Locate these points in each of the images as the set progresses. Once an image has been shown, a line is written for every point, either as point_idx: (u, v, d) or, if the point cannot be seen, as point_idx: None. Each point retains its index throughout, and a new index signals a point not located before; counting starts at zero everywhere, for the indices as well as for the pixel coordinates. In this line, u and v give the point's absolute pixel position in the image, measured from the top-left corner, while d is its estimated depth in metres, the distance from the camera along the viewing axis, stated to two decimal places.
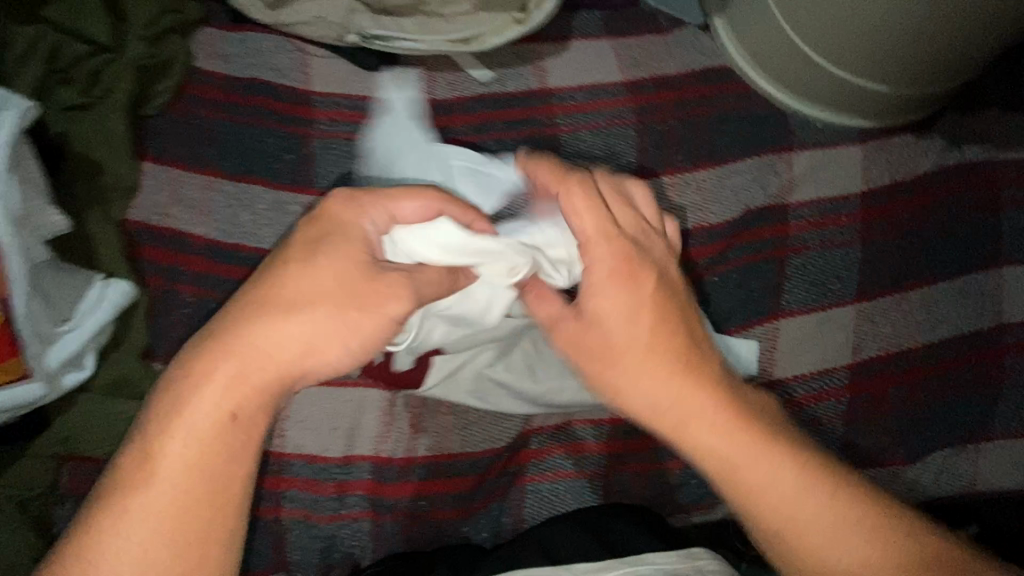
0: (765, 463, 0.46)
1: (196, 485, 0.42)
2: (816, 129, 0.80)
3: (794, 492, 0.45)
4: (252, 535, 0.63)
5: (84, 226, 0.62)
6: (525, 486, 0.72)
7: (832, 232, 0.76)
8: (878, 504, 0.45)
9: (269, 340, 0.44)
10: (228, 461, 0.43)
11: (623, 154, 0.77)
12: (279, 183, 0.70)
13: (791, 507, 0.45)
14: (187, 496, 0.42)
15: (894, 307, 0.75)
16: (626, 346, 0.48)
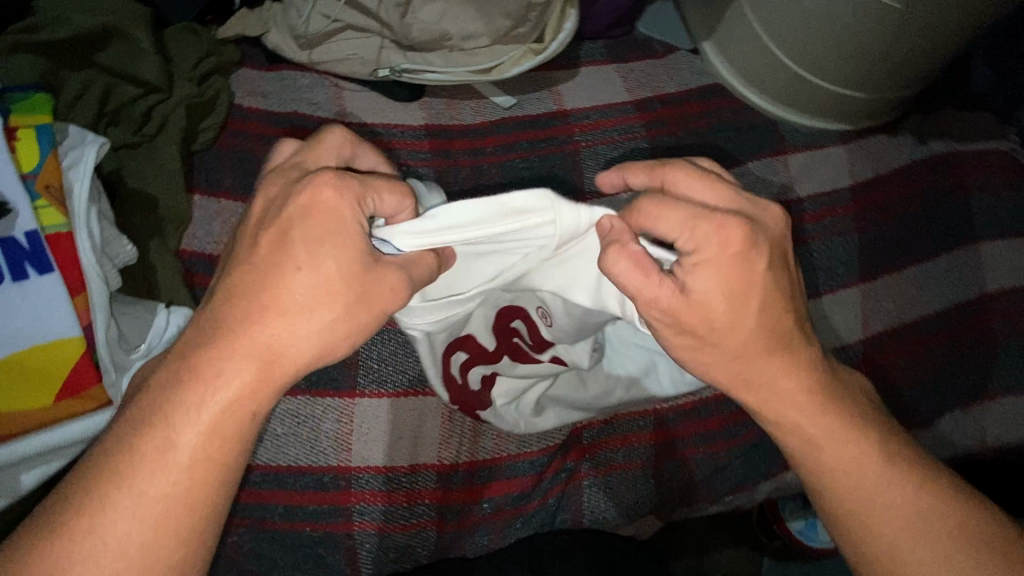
0: (887, 494, 0.50)
1: (200, 470, 0.44)
2: (804, 133, 0.90)
3: (912, 523, 0.49)
4: (326, 550, 0.64)
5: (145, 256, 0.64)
6: (581, 482, 0.73)
7: (831, 221, 0.84)
8: (993, 535, 0.49)
9: (274, 339, 0.45)
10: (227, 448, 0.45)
11: (640, 164, 0.84)
12: None
13: (909, 536, 0.49)
14: (190, 482, 0.44)
15: (893, 286, 0.83)
16: (728, 332, 0.49)
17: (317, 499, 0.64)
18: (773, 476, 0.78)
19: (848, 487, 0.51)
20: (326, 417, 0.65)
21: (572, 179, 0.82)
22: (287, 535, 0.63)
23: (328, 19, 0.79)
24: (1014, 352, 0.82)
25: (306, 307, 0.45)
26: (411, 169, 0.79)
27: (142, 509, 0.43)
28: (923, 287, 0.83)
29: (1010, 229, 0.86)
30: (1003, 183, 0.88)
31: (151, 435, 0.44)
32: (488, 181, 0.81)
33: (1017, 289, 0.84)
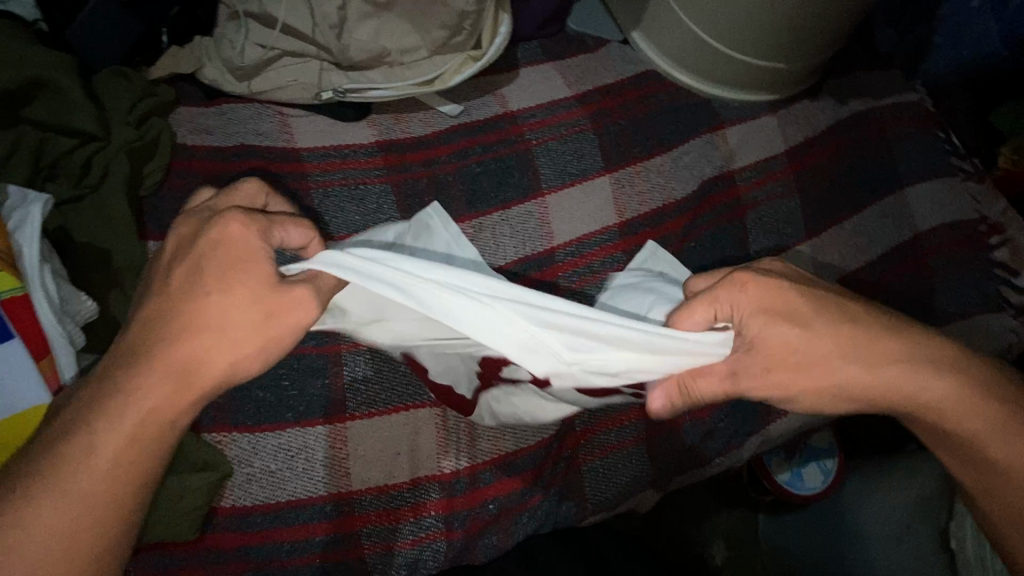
0: (999, 435, 0.57)
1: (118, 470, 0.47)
2: (736, 107, 0.96)
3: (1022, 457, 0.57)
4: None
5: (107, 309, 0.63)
6: (581, 467, 0.75)
7: (774, 186, 0.90)
8: None
9: (198, 349, 0.49)
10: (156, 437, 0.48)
11: (590, 154, 0.87)
12: None
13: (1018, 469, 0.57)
14: (119, 472, 0.47)
15: (836, 238, 0.89)
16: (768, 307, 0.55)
17: (322, 530, 0.63)
18: (757, 432, 0.82)
19: (961, 432, 0.58)
20: (319, 445, 0.65)
21: (528, 177, 0.84)
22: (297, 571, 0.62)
23: (262, 47, 0.79)
24: (954, 281, 0.88)
25: (219, 333, 0.49)
26: (369, 186, 0.79)
27: (65, 501, 0.45)
28: (863, 234, 0.90)
29: (930, 172, 0.94)
30: (917, 131, 0.96)
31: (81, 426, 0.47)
32: (447, 189, 0.82)
33: (945, 225, 0.91)
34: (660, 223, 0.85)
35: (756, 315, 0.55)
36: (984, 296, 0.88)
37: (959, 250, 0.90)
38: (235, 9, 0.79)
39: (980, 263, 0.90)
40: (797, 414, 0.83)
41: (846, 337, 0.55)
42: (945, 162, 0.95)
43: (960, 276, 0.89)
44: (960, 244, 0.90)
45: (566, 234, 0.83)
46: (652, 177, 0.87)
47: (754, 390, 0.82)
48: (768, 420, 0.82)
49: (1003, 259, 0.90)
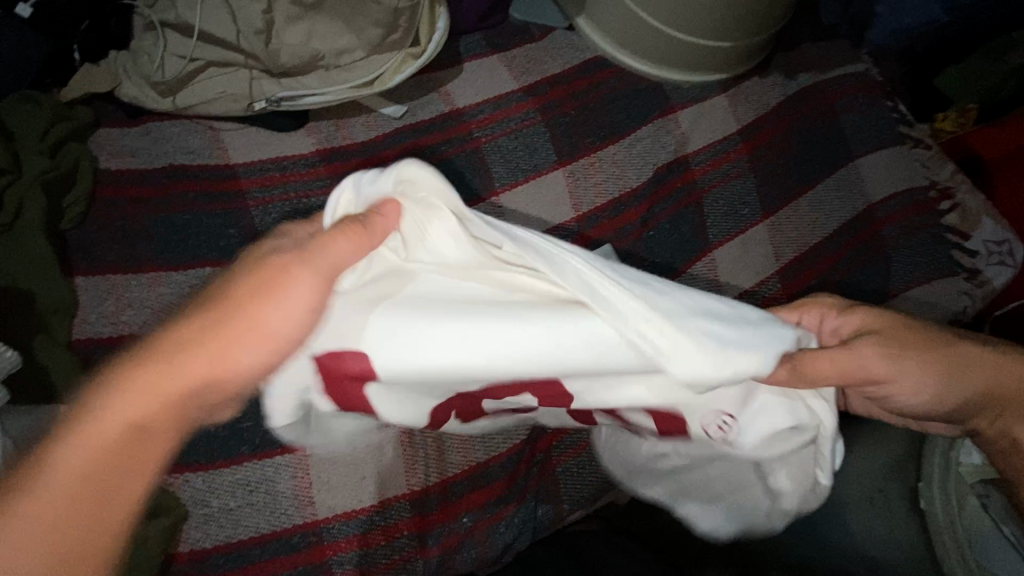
0: None
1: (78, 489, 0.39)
2: (686, 88, 0.94)
3: None
4: None
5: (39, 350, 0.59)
6: (556, 469, 0.74)
7: (729, 166, 0.89)
8: None
9: (150, 397, 0.41)
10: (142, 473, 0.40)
11: (543, 149, 0.85)
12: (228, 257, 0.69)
13: None
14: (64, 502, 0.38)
15: (793, 212, 0.89)
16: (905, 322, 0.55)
17: (289, 564, 0.61)
18: None
19: None
20: (280, 476, 0.62)
21: (479, 177, 0.82)
22: None
23: (184, 59, 0.74)
24: (909, 251, 0.89)
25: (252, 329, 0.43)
26: (313, 198, 0.75)
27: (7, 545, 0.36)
28: (820, 208, 0.90)
29: (880, 142, 0.95)
30: (865, 103, 0.97)
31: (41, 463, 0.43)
32: None
33: (897, 195, 0.92)
34: (616, 213, 0.84)
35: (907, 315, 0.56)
36: (939, 262, 0.89)
37: (911, 219, 0.91)
38: (150, 20, 0.75)
39: (933, 230, 0.91)
40: None
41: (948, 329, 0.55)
42: (894, 131, 0.96)
43: (915, 244, 0.90)
44: (913, 212, 0.91)
45: None
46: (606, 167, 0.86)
47: None
48: None
49: (954, 223, 0.92)
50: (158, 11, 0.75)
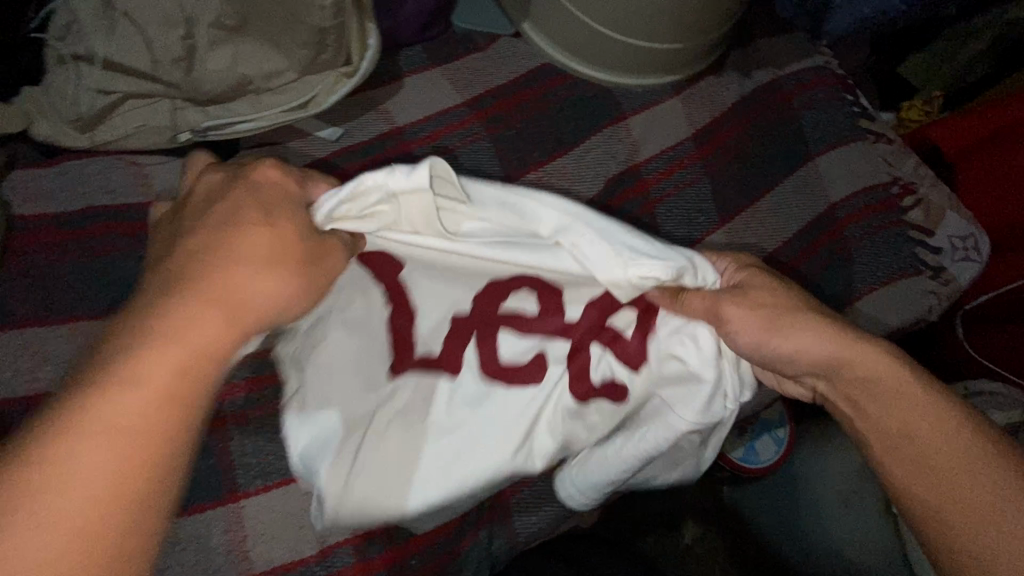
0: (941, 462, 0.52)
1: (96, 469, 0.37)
2: (637, 93, 0.91)
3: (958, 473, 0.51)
4: None
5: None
6: (510, 501, 0.72)
7: (683, 174, 0.86)
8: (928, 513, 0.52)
9: (172, 348, 0.41)
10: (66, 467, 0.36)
11: (488, 164, 0.82)
12: None
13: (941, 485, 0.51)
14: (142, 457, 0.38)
15: (752, 219, 0.86)
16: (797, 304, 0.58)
17: None
18: None
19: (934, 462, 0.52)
20: (212, 531, 0.61)
21: None
22: None
23: (97, 92, 0.70)
24: (869, 253, 0.87)
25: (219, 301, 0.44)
26: None
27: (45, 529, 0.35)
28: (778, 213, 0.87)
29: (839, 139, 0.92)
30: (823, 98, 0.94)
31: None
32: None
33: (856, 194, 0.89)
34: None
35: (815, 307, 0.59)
36: (900, 262, 0.87)
37: (871, 219, 0.88)
38: (59, 53, 0.71)
39: (894, 228, 0.88)
40: None
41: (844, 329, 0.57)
42: (853, 126, 0.93)
43: (876, 245, 0.87)
44: (873, 211, 0.89)
45: None
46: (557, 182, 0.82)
47: None
48: None
49: (916, 220, 0.89)
50: (68, 43, 0.71)
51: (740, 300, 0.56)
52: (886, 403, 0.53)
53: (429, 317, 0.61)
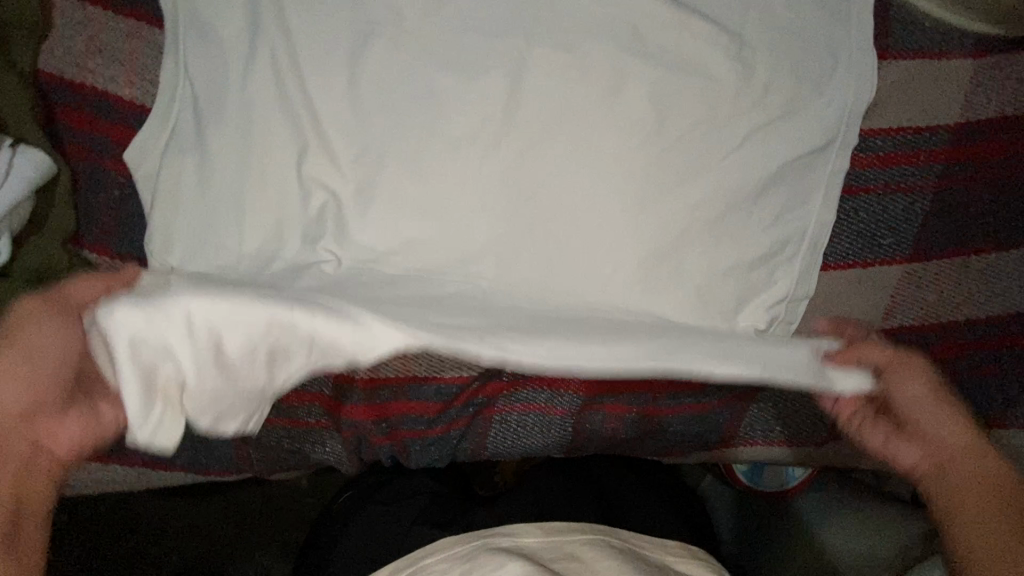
0: None
1: (948, 423, 0.54)
2: (920, 28, 0.61)
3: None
4: (196, 446, 0.61)
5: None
6: (494, 416, 0.68)
7: (904, 172, 0.61)
8: None
9: (941, 419, 0.54)
10: (907, 392, 0.55)
11: (667, 35, 0.59)
12: (210, 27, 0.55)
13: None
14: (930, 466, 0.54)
15: (956, 271, 0.62)
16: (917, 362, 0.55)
17: None
18: (709, 450, 0.71)
19: None
20: None
21: (562, 38, 0.59)
22: None
23: None
24: None
25: None
26: None
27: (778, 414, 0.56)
28: (988, 285, 0.63)
29: None
30: None
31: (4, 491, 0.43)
32: (445, 23, 0.58)
33: None
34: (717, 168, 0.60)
35: (908, 371, 0.55)
36: None
37: None
38: None
39: None
40: (759, 450, 0.70)
41: (926, 392, 0.54)
42: None
43: None
44: None
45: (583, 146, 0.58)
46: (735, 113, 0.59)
47: (727, 410, 0.68)
48: (729, 442, 0.70)
49: None
50: None
51: (920, 380, 0.55)
52: (980, 490, 0.51)
53: (443, 22, 0.58)
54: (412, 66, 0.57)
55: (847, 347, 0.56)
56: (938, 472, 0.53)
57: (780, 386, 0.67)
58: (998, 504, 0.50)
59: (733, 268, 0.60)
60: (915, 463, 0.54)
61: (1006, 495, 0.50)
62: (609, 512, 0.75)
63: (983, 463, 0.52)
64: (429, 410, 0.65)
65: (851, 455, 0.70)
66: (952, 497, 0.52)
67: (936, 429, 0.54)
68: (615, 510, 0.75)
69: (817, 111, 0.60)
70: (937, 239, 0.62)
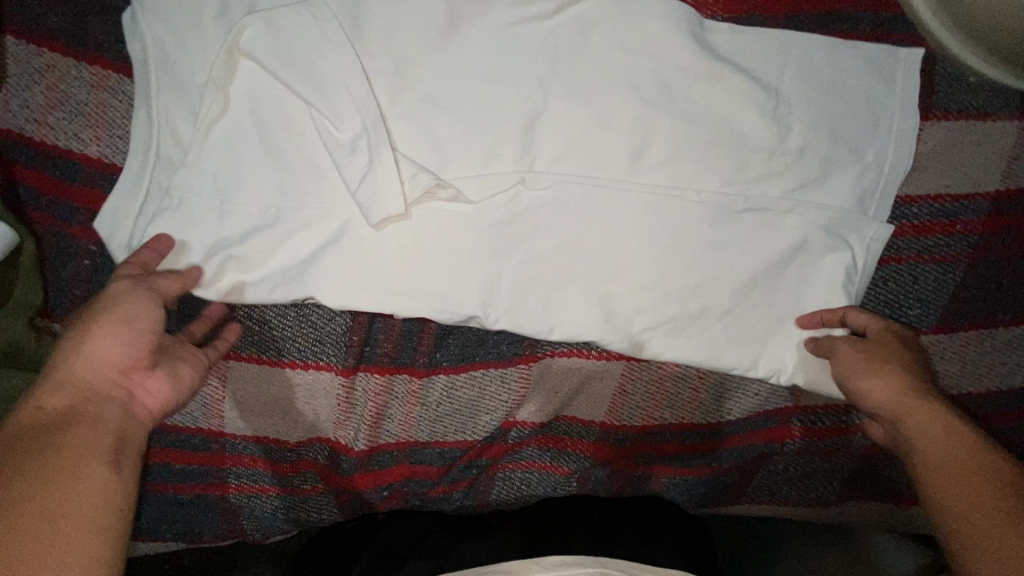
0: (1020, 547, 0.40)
1: (887, 380, 0.52)
2: (965, 86, 0.56)
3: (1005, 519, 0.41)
4: (188, 519, 0.59)
5: (90, 364, 0.43)
6: (497, 473, 0.65)
7: (938, 242, 0.58)
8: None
9: (878, 369, 0.52)
10: (850, 360, 0.53)
11: (694, 92, 0.54)
12: (186, 78, 0.49)
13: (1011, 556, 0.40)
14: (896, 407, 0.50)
15: (983, 344, 0.60)
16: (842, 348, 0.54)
17: (183, 458, 0.57)
18: (717, 510, 0.69)
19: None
20: None
21: (580, 91, 0.53)
22: (146, 496, 0.57)
23: None
24: None
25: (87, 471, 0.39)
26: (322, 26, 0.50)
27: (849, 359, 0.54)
28: (1014, 358, 0.60)
29: None
30: None
31: (75, 498, 0.37)
32: (452, 73, 0.52)
33: None
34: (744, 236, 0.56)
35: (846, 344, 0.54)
36: None
37: None
38: None
39: None
40: (768, 510, 0.68)
41: (855, 346, 0.54)
42: None
43: None
44: None
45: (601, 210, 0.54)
46: (764, 180, 0.55)
47: (736, 474, 0.66)
48: (736, 500, 0.68)
49: None
50: None
51: (855, 348, 0.54)
52: (928, 423, 0.49)
53: (449, 72, 0.52)
54: (417, 123, 0.52)
55: (836, 312, 0.55)
56: (906, 415, 0.50)
57: (794, 452, 0.65)
58: (992, 477, 0.44)
59: (753, 342, 0.57)
60: (883, 408, 0.51)
61: (976, 457, 0.45)
62: (606, 542, 0.59)
63: (935, 414, 0.49)
64: (430, 475, 0.63)
65: (862, 517, 0.68)
66: (923, 422, 0.49)
67: (878, 373, 0.52)
68: (612, 536, 0.60)
69: (851, 175, 0.55)
70: (966, 310, 0.59)
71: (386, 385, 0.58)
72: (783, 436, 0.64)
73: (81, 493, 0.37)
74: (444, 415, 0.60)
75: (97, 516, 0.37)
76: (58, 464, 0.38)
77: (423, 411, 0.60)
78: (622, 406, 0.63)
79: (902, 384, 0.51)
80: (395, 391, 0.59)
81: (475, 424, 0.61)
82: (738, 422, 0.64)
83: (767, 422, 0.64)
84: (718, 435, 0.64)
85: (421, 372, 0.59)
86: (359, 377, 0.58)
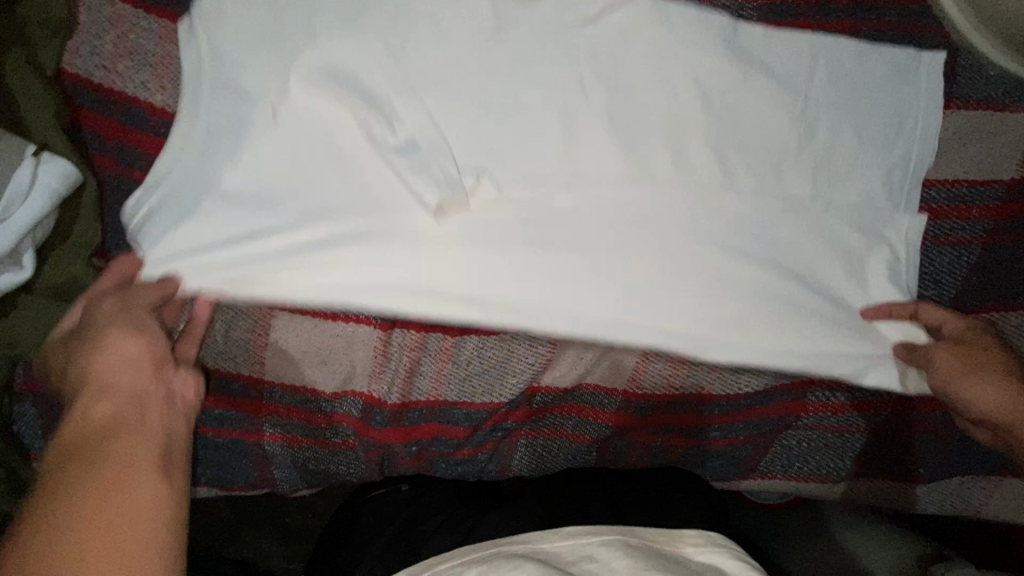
0: None
1: (991, 387, 0.56)
2: (986, 78, 0.59)
3: None
4: (224, 463, 0.61)
5: (129, 374, 0.44)
6: (520, 438, 0.67)
7: (954, 226, 0.60)
8: None
9: (983, 378, 0.57)
10: (951, 369, 0.57)
11: (730, 72, 0.57)
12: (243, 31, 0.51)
13: None
14: (1004, 413, 0.56)
15: (993, 326, 0.63)
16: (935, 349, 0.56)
17: (223, 403, 0.59)
18: (730, 482, 0.71)
19: None
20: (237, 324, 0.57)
21: (622, 65, 0.56)
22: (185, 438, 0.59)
23: None
24: None
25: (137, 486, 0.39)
26: None
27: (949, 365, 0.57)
28: None
29: None
30: None
31: (129, 511, 0.37)
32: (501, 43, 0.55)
33: None
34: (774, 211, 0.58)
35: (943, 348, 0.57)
36: None
37: None
38: None
39: None
40: (780, 484, 0.70)
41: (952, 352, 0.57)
42: None
43: None
44: None
45: (638, 179, 0.56)
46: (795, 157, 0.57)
47: (751, 446, 0.68)
48: (750, 473, 0.70)
49: None
50: None
51: (956, 353, 0.57)
52: None
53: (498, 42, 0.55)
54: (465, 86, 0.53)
55: (905, 308, 0.58)
56: (1011, 420, 0.56)
57: (807, 427, 0.67)
58: None
59: None
60: (990, 415, 0.56)
61: None
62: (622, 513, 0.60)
63: None
64: (457, 435, 0.64)
65: (871, 495, 0.70)
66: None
67: (986, 378, 0.57)
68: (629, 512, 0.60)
69: (876, 157, 0.58)
70: (978, 293, 0.62)
71: (421, 342, 0.61)
72: (797, 410, 0.67)
73: (136, 503, 0.38)
74: (474, 374, 0.62)
75: (154, 522, 0.38)
76: (118, 475, 0.38)
77: (455, 369, 0.62)
78: (645, 375, 0.65)
79: (1002, 393, 0.56)
80: (429, 348, 0.61)
81: (504, 385, 0.63)
82: (756, 395, 0.66)
83: (783, 396, 0.66)
84: (735, 407, 0.67)
85: (454, 331, 0.61)
86: (396, 333, 0.60)
